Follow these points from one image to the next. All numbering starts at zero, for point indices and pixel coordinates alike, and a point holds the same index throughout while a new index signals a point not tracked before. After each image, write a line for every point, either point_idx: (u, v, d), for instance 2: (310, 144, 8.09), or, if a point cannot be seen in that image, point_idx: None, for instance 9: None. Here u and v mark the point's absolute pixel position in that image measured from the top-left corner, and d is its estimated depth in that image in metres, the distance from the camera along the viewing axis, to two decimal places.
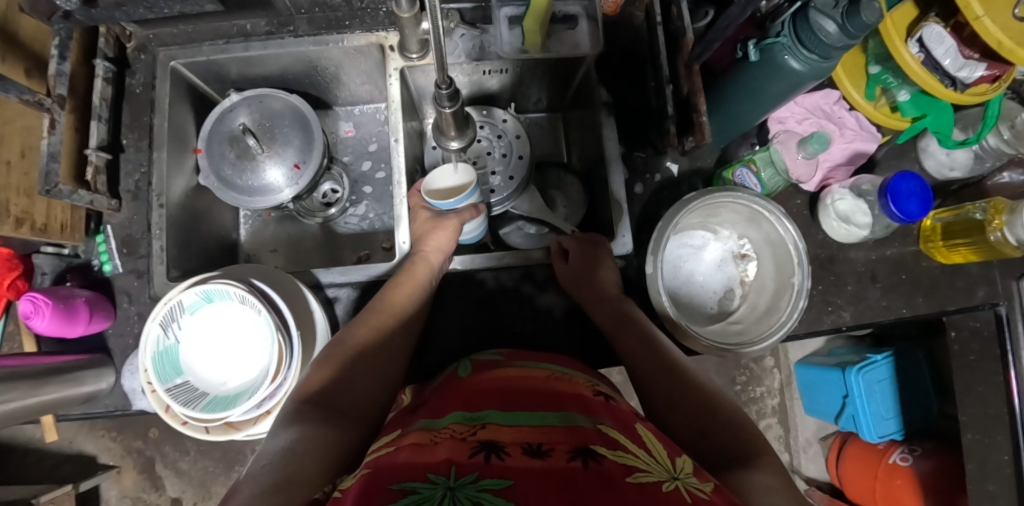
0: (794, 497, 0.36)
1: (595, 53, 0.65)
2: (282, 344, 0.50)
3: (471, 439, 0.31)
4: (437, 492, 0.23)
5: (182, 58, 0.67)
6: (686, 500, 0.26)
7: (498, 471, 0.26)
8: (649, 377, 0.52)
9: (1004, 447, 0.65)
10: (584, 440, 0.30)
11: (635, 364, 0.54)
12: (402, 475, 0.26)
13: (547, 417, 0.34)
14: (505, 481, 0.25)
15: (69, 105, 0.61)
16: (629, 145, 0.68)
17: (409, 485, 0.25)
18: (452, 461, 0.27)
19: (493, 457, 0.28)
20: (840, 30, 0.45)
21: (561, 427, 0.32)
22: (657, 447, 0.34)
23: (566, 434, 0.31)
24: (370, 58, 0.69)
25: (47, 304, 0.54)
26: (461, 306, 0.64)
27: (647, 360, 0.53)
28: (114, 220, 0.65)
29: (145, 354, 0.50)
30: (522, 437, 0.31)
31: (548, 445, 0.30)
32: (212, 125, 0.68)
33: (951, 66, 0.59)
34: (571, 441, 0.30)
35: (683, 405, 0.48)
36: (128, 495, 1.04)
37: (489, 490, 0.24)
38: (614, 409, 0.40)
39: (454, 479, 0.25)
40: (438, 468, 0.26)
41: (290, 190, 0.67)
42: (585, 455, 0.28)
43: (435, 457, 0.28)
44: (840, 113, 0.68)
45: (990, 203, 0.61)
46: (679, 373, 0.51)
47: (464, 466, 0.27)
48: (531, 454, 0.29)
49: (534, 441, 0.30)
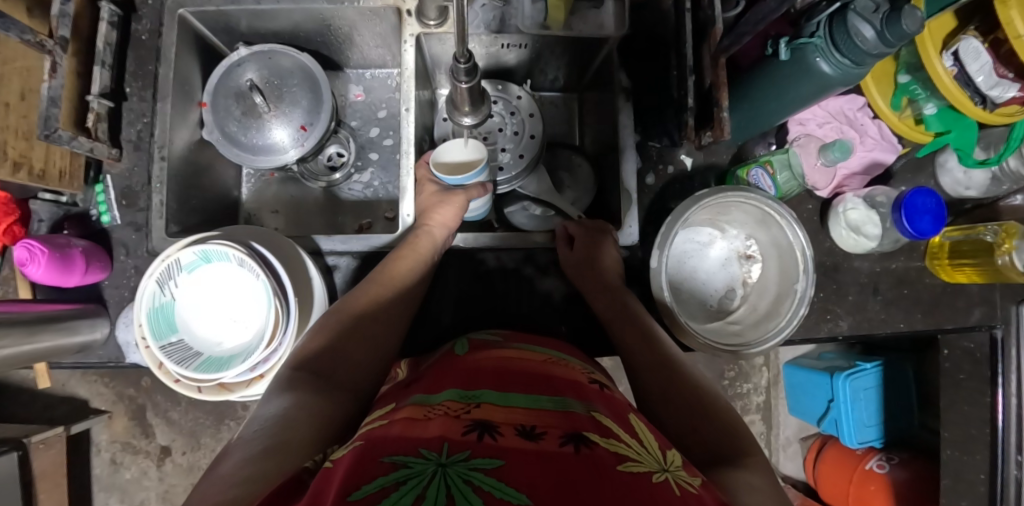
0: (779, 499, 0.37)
1: (619, 35, 0.63)
2: (278, 310, 0.49)
3: (465, 417, 0.31)
4: (429, 466, 0.23)
5: (191, 6, 0.63)
6: (675, 492, 0.26)
7: (490, 451, 0.26)
8: (643, 369, 0.52)
9: (981, 466, 0.67)
10: (576, 426, 0.30)
11: (631, 355, 0.54)
12: (394, 448, 0.26)
13: (542, 400, 0.35)
14: (496, 461, 0.25)
15: (72, 48, 0.58)
16: (644, 134, 0.66)
17: (401, 458, 0.25)
18: (445, 438, 0.28)
19: (486, 436, 0.28)
20: (877, 37, 0.43)
21: (555, 412, 0.33)
22: (649, 439, 0.34)
23: (560, 419, 0.31)
24: (385, 20, 0.66)
25: (42, 252, 0.53)
26: (461, 283, 0.63)
27: (645, 354, 0.53)
28: (115, 170, 0.63)
29: (140, 309, 0.50)
30: (516, 418, 0.31)
31: (541, 428, 0.30)
32: (219, 78, 0.65)
33: (983, 83, 0.57)
34: (564, 426, 0.30)
35: (671, 400, 0.49)
36: (118, 440, 1.06)
37: (481, 469, 0.24)
38: (609, 397, 0.40)
39: (446, 456, 0.25)
40: (432, 444, 0.27)
41: (296, 151, 0.65)
42: (577, 441, 0.28)
43: (429, 433, 0.28)
44: (863, 120, 0.66)
45: (1002, 226, 0.62)
46: (671, 366, 0.52)
47: (457, 443, 0.27)
48: (524, 436, 0.29)
49: (528, 423, 0.31)
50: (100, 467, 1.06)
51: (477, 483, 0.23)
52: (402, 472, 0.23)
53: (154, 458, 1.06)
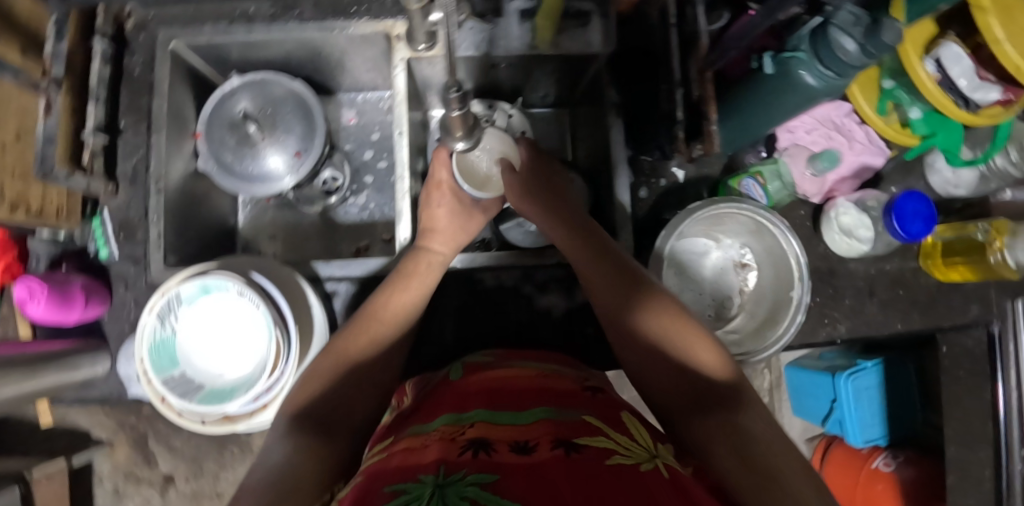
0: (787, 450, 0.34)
1: (608, 51, 0.64)
2: (279, 340, 0.50)
3: (461, 439, 0.31)
4: (427, 489, 0.24)
5: (183, 38, 0.63)
6: (664, 477, 0.27)
7: (486, 466, 0.27)
8: (619, 322, 0.47)
9: (986, 462, 0.68)
10: (568, 432, 0.31)
11: (602, 300, 0.49)
12: (394, 478, 0.26)
13: (534, 412, 0.35)
14: (489, 475, 0.25)
15: (66, 85, 0.58)
16: (636, 148, 0.67)
17: (401, 486, 0.25)
18: (441, 461, 0.28)
19: (482, 452, 0.29)
20: (859, 50, 0.44)
21: (547, 421, 0.33)
22: (640, 433, 0.35)
23: (552, 428, 0.32)
24: (376, 46, 0.67)
25: (42, 290, 0.55)
26: (461, 304, 0.63)
27: (616, 300, 0.47)
28: (112, 203, 0.62)
29: (141, 344, 0.50)
30: (511, 434, 0.32)
31: (533, 440, 0.30)
32: (212, 109, 0.66)
33: (966, 87, 0.57)
34: (555, 433, 0.31)
35: (656, 359, 0.44)
36: (120, 469, 1.05)
37: (477, 484, 0.24)
38: (601, 400, 0.40)
39: (443, 477, 0.25)
40: (428, 469, 0.27)
41: (291, 177, 0.66)
42: (568, 445, 0.29)
43: (426, 459, 0.29)
44: (851, 125, 0.66)
45: (992, 225, 0.64)
46: (655, 306, 0.46)
47: (453, 465, 0.27)
48: (518, 450, 0.29)
49: (522, 438, 0.31)
50: (102, 497, 1.05)
51: (472, 496, 0.23)
52: (402, 499, 0.23)
53: (158, 486, 1.05)
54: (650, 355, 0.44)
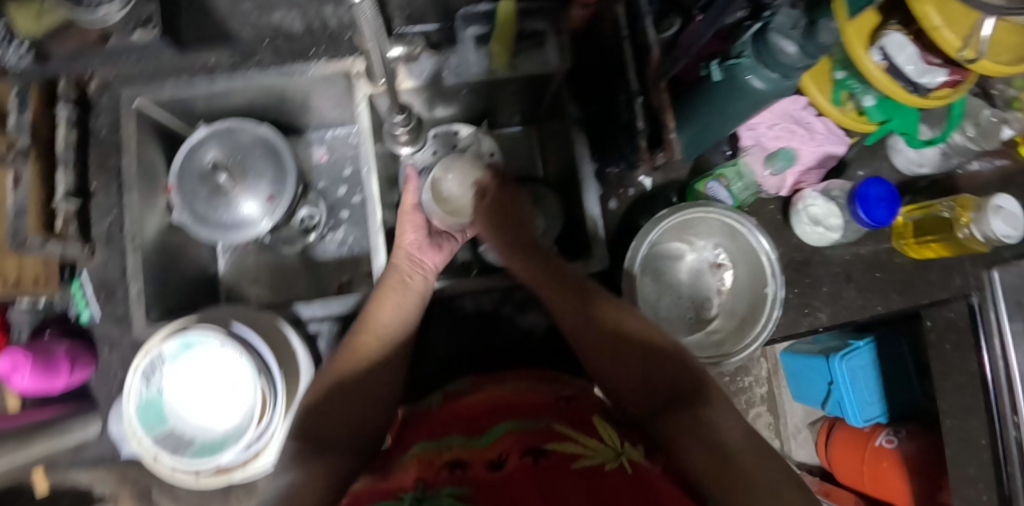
0: (750, 433, 0.37)
1: (563, 69, 0.65)
2: (265, 387, 0.51)
3: (438, 460, 0.32)
4: None
5: (147, 95, 0.64)
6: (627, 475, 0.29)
7: (461, 481, 0.28)
8: (586, 334, 0.49)
9: (981, 432, 0.68)
10: (537, 440, 0.33)
11: (567, 323, 0.51)
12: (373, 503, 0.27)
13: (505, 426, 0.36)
14: (464, 488, 0.26)
15: (34, 154, 0.59)
16: (602, 161, 0.69)
17: None
18: (418, 481, 0.28)
19: (456, 470, 0.30)
20: (800, 51, 0.45)
21: (519, 433, 0.34)
22: (607, 432, 0.36)
23: (523, 438, 0.33)
24: (337, 84, 0.68)
25: (26, 359, 0.56)
26: (444, 331, 0.65)
27: (578, 323, 0.50)
28: (90, 266, 0.63)
29: (129, 406, 0.51)
30: (483, 450, 0.32)
31: (505, 453, 0.31)
32: (181, 161, 0.66)
33: (913, 72, 0.58)
34: (525, 443, 0.32)
35: (623, 358, 0.46)
36: None
37: (454, 498, 0.25)
38: (571, 408, 0.41)
39: (420, 495, 0.26)
40: (405, 489, 0.28)
41: (267, 221, 0.66)
42: (535, 453, 0.31)
43: (403, 480, 0.29)
44: (808, 118, 0.67)
45: (957, 201, 0.65)
46: (623, 315, 0.49)
47: (429, 483, 0.28)
48: (491, 465, 0.30)
49: (494, 452, 0.32)
50: None
51: None
52: None
53: None
54: (619, 365, 0.46)
